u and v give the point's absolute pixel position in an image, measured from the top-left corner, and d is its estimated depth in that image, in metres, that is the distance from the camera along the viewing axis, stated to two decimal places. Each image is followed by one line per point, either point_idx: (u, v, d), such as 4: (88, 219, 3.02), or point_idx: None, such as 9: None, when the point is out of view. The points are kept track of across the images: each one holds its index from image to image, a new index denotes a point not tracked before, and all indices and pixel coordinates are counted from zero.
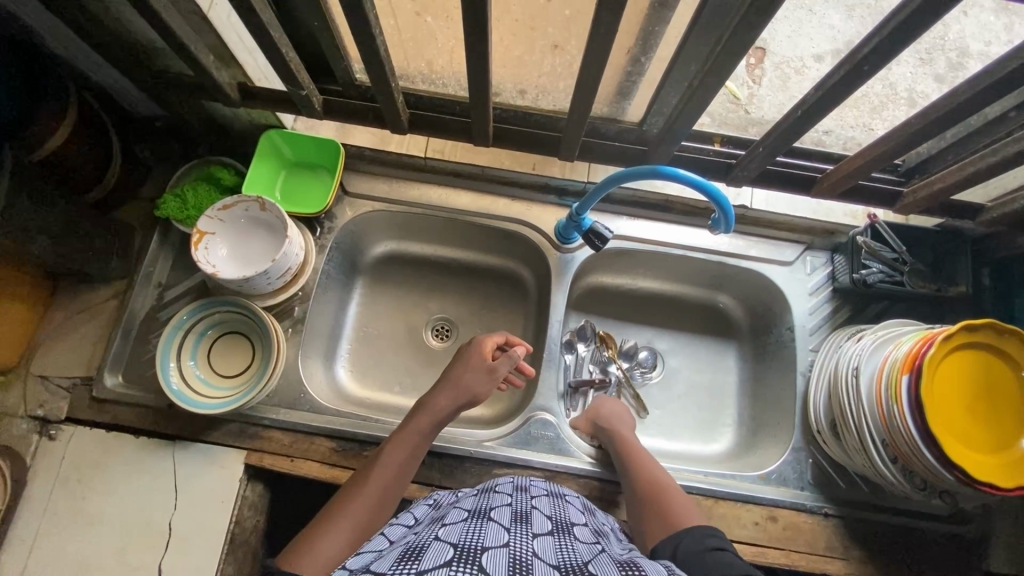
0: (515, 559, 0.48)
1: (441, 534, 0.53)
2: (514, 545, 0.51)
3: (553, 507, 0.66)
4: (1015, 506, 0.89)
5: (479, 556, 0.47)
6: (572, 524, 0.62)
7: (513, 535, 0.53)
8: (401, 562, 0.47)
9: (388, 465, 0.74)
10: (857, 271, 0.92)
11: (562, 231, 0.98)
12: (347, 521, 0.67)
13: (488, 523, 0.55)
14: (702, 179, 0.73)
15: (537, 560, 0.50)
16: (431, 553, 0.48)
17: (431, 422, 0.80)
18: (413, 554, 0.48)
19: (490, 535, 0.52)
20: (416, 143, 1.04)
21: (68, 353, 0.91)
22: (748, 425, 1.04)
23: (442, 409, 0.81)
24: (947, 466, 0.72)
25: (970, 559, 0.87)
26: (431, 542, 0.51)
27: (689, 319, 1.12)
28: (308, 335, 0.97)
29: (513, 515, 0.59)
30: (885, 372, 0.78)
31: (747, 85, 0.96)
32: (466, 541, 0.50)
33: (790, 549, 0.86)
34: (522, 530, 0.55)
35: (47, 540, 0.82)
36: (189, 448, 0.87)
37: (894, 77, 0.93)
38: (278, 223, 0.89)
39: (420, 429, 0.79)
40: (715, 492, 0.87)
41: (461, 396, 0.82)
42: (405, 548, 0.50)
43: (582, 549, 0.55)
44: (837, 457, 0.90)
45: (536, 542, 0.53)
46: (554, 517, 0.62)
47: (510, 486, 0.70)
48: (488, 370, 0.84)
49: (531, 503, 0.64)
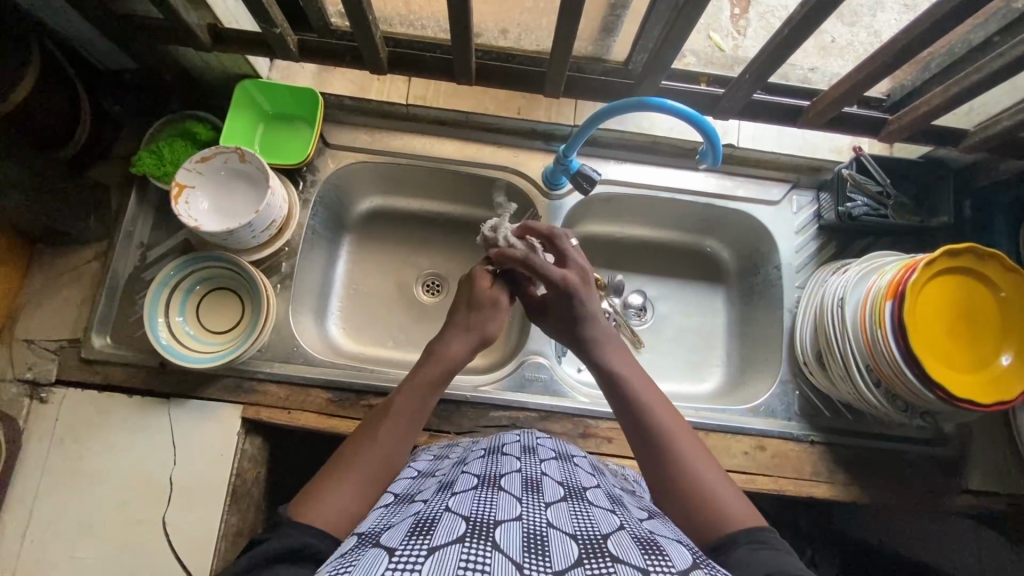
0: (529, 535, 0.49)
1: (452, 505, 0.54)
2: (527, 518, 0.51)
3: (564, 471, 0.66)
4: (992, 426, 0.93)
5: (492, 531, 0.48)
6: (585, 489, 0.62)
7: (525, 507, 0.54)
8: (411, 537, 0.48)
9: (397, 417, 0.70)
10: (842, 204, 0.93)
11: (551, 176, 0.97)
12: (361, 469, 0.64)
13: (499, 494, 0.56)
14: (690, 110, 0.73)
15: (551, 531, 0.50)
16: (444, 525, 0.49)
17: (444, 370, 0.75)
18: (426, 527, 0.49)
19: (503, 508, 0.53)
20: (397, 90, 1.00)
21: (52, 316, 0.90)
22: (737, 364, 1.07)
23: (454, 357, 0.76)
24: (929, 385, 0.75)
25: (949, 478, 0.92)
26: (442, 513, 0.52)
27: (679, 265, 1.13)
28: (297, 290, 0.96)
29: (524, 483, 0.60)
30: (870, 299, 0.80)
31: (732, 36, 0.86)
32: (478, 513, 0.51)
33: (778, 475, 0.90)
34: (534, 500, 0.56)
35: (49, 499, 0.83)
36: (184, 405, 0.87)
37: (878, 26, 0.79)
38: (259, 174, 0.87)
39: (432, 379, 0.74)
40: (706, 424, 0.90)
41: (470, 338, 0.79)
42: (417, 520, 0.51)
43: (598, 516, 0.55)
44: (823, 387, 0.92)
45: (551, 512, 0.54)
46: (566, 483, 0.63)
47: (518, 448, 0.71)
48: (493, 304, 0.81)
49: (542, 468, 0.65)
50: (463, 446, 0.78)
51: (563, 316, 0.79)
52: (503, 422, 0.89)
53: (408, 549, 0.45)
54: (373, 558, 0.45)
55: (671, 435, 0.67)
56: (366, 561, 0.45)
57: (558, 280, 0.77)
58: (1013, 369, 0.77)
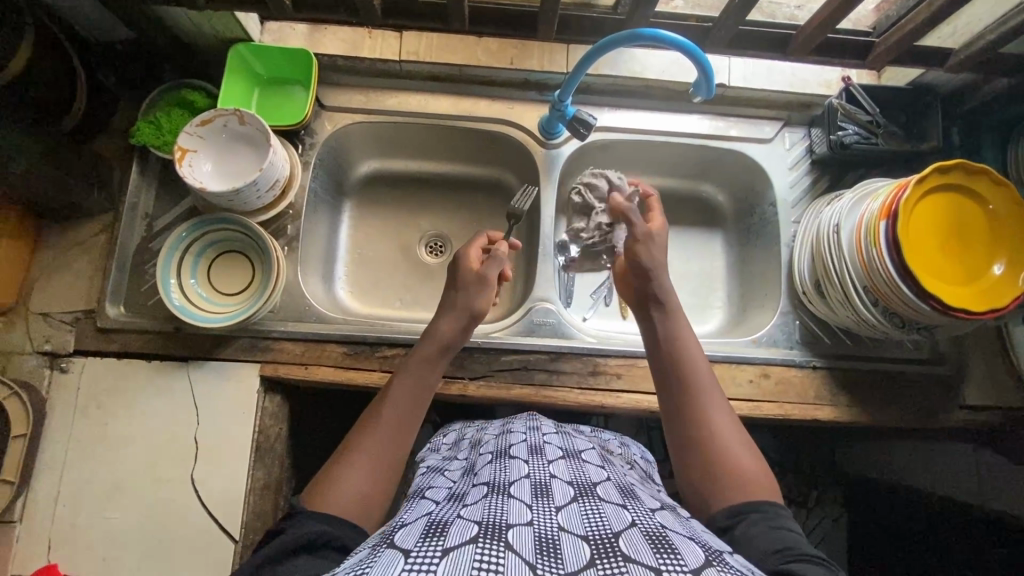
0: (541, 539, 0.48)
1: (463, 512, 0.53)
2: (538, 522, 0.51)
3: (573, 469, 0.65)
4: (987, 343, 0.97)
5: (505, 532, 0.48)
6: (595, 486, 0.61)
7: (536, 511, 0.53)
8: (425, 539, 0.47)
9: (398, 398, 0.72)
10: (834, 134, 0.94)
11: (547, 125, 0.98)
12: (370, 451, 0.66)
13: (509, 500, 0.55)
14: (684, 40, 0.74)
15: (563, 534, 0.49)
16: (456, 530, 0.49)
17: (437, 348, 0.77)
18: (439, 529, 0.49)
19: (514, 511, 0.52)
20: (389, 46, 0.99)
21: (65, 289, 0.91)
22: (737, 304, 1.10)
23: (445, 334, 0.78)
24: (924, 298, 0.77)
25: (947, 395, 0.95)
26: (454, 519, 0.52)
27: (676, 211, 1.15)
28: (304, 252, 0.97)
29: (534, 488, 0.59)
30: (863, 223, 0.82)
31: None
32: (490, 517, 0.51)
33: (783, 401, 0.93)
34: (545, 504, 0.55)
35: (78, 463, 0.85)
36: (202, 367, 0.89)
37: None
38: (258, 135, 0.87)
39: (428, 357, 0.76)
40: (713, 355, 0.93)
41: (461, 314, 0.80)
42: (430, 524, 0.51)
43: (609, 514, 0.54)
44: (822, 314, 0.95)
45: (562, 515, 0.53)
46: (576, 482, 0.62)
47: (525, 449, 0.70)
48: (478, 279, 0.81)
49: (550, 470, 0.64)
50: (468, 444, 0.82)
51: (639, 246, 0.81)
52: (515, 365, 0.92)
53: (423, 551, 0.45)
54: (389, 559, 0.44)
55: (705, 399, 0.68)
56: (382, 562, 0.44)
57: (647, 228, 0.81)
58: (1006, 279, 0.80)
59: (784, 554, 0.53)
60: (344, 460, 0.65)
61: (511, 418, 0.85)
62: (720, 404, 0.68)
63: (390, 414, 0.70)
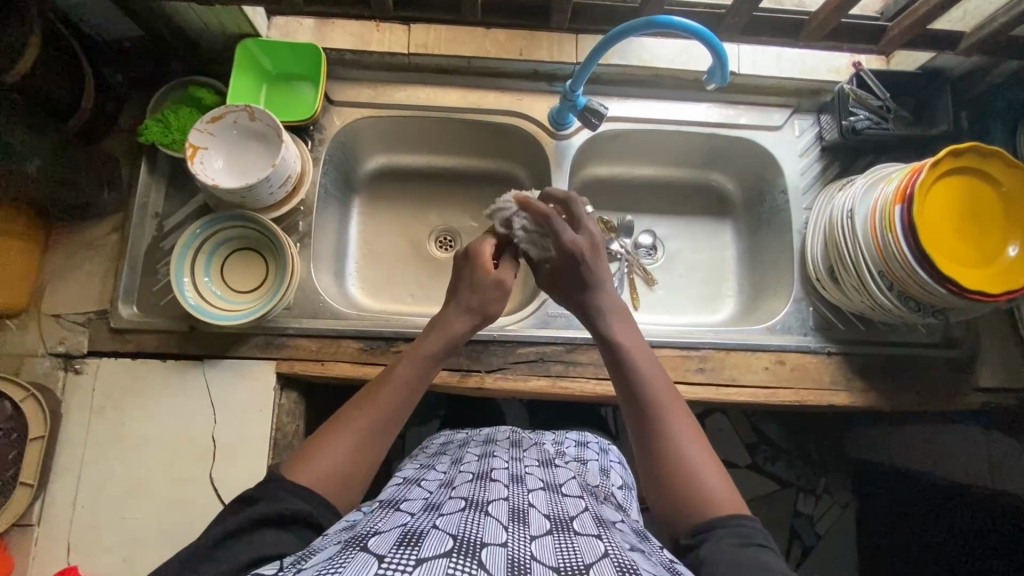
0: (513, 561, 0.48)
1: (439, 523, 0.53)
2: (512, 546, 0.50)
3: (551, 503, 0.64)
4: (999, 325, 0.97)
5: (479, 551, 0.47)
6: (571, 518, 0.60)
7: (511, 535, 0.52)
8: (400, 545, 0.47)
9: (395, 389, 0.69)
10: (845, 119, 0.94)
11: (557, 115, 0.98)
12: (361, 429, 0.65)
13: (486, 519, 0.55)
14: (697, 25, 0.74)
15: (535, 564, 0.48)
16: (431, 540, 0.48)
17: (445, 346, 0.74)
18: (413, 540, 0.48)
19: (489, 530, 0.52)
20: (398, 39, 0.98)
21: (77, 290, 0.90)
22: (748, 292, 1.10)
23: (456, 332, 0.75)
24: (941, 281, 0.78)
25: (961, 378, 0.95)
26: (429, 529, 0.51)
27: (685, 201, 1.15)
28: (316, 248, 0.97)
29: (511, 513, 0.58)
30: (878, 207, 0.82)
31: None
32: (465, 533, 0.50)
33: (799, 386, 0.93)
34: (520, 531, 0.54)
35: (95, 465, 0.85)
36: (218, 364, 0.88)
37: None
38: (269, 131, 0.87)
39: (433, 353, 0.73)
40: (729, 342, 0.94)
41: (473, 314, 0.77)
42: (405, 533, 0.51)
43: (581, 546, 0.52)
44: (835, 300, 0.95)
45: (536, 546, 0.52)
46: (552, 514, 0.60)
47: (506, 476, 0.70)
48: (496, 285, 0.78)
49: (529, 499, 0.63)
50: (449, 459, 0.81)
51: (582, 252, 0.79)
52: (531, 357, 0.92)
53: (397, 558, 0.45)
54: (362, 562, 0.44)
55: (666, 414, 0.67)
56: (355, 564, 0.44)
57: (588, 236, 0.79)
58: (1019, 260, 0.80)
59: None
60: (332, 431, 0.64)
61: (494, 436, 0.87)
62: (683, 416, 0.67)
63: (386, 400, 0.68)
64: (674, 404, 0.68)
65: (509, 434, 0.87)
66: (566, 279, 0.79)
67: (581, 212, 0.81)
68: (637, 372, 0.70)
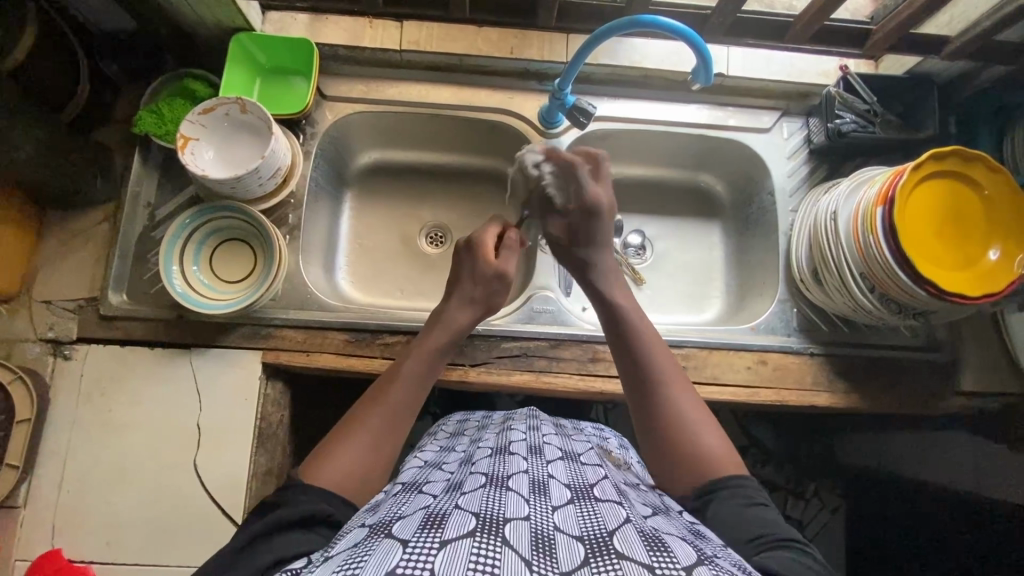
0: (538, 535, 0.49)
1: (461, 502, 0.54)
2: (535, 518, 0.51)
3: (571, 472, 0.66)
4: (982, 330, 0.98)
5: (503, 527, 0.48)
6: (592, 486, 0.62)
7: (534, 507, 0.53)
8: (423, 529, 0.47)
9: (402, 383, 0.72)
10: (831, 122, 0.95)
11: (546, 114, 0.99)
12: (372, 426, 0.67)
13: (509, 493, 0.55)
14: (681, 25, 0.75)
15: (559, 533, 0.50)
16: (454, 520, 0.49)
17: (448, 340, 0.77)
18: (437, 521, 0.49)
19: (512, 506, 0.52)
20: (390, 35, 0.99)
21: (68, 277, 0.92)
22: (735, 293, 1.11)
23: (459, 325, 0.79)
24: (919, 283, 0.78)
25: (943, 381, 0.96)
26: (452, 510, 0.52)
27: (675, 202, 1.16)
28: (305, 241, 0.98)
29: (531, 484, 0.59)
30: (861, 209, 0.83)
31: None
32: (487, 510, 0.51)
33: (780, 386, 0.94)
34: (542, 502, 0.55)
35: (81, 450, 0.86)
36: (205, 353, 0.89)
37: None
38: (260, 123, 0.88)
39: (438, 346, 0.77)
40: (711, 341, 0.94)
41: (475, 307, 0.81)
42: (428, 515, 0.51)
43: (604, 514, 0.54)
44: (819, 302, 0.96)
45: (558, 515, 0.53)
46: (573, 483, 0.62)
47: (525, 447, 0.70)
48: (496, 276, 0.81)
49: (548, 470, 0.64)
50: (467, 440, 0.82)
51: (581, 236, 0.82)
52: (515, 352, 0.92)
53: (421, 541, 0.45)
54: (386, 550, 0.44)
55: (669, 387, 0.69)
56: (379, 552, 0.44)
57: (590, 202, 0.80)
58: (1001, 263, 0.81)
59: (757, 542, 0.56)
60: (344, 434, 0.67)
61: (511, 414, 0.88)
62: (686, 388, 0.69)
63: (394, 394, 0.71)
64: (676, 379, 0.70)
65: (526, 412, 0.87)
66: (570, 253, 0.83)
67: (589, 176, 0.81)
68: (642, 349, 0.72)
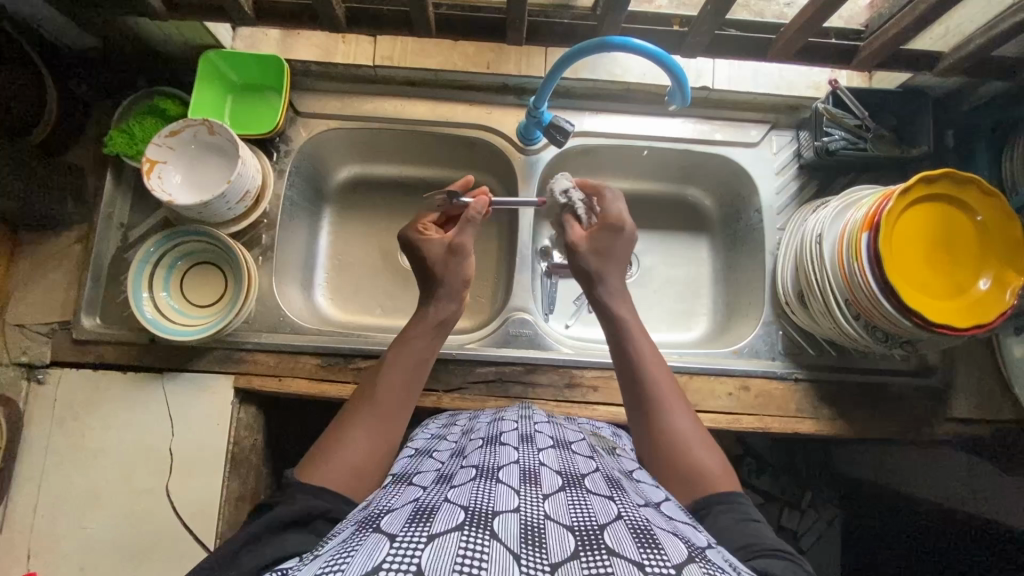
0: (526, 527, 0.46)
1: (451, 496, 0.51)
2: (525, 510, 0.48)
3: (563, 460, 0.63)
4: (977, 352, 0.94)
5: (491, 521, 0.45)
6: (583, 477, 0.59)
7: (523, 499, 0.51)
8: (412, 522, 0.45)
9: (393, 383, 0.70)
10: (819, 139, 0.91)
11: (524, 131, 0.96)
12: (368, 421, 0.67)
13: (497, 486, 0.53)
14: (655, 48, 0.72)
15: (548, 524, 0.47)
16: (443, 515, 0.46)
17: (434, 324, 0.76)
18: (425, 515, 0.46)
19: (500, 499, 0.50)
20: (364, 51, 0.98)
21: (41, 299, 0.91)
22: (724, 311, 1.07)
23: (442, 311, 0.77)
24: (906, 313, 0.74)
25: (934, 407, 0.93)
26: (441, 503, 0.49)
27: (663, 217, 1.13)
28: (280, 262, 0.96)
29: (522, 475, 0.56)
30: (846, 233, 0.79)
31: None
32: (476, 504, 0.48)
33: (763, 414, 0.91)
34: (532, 492, 0.52)
35: (55, 474, 0.86)
36: (176, 378, 0.89)
37: None
38: (228, 145, 0.86)
39: (424, 332, 0.76)
40: (692, 366, 0.92)
41: (452, 291, 0.78)
42: (416, 508, 0.49)
43: (595, 505, 0.51)
44: (805, 325, 0.93)
45: (549, 505, 0.51)
46: (564, 471, 0.60)
47: (515, 437, 0.68)
48: (461, 250, 0.79)
49: (540, 458, 0.62)
50: (459, 430, 0.77)
51: (593, 260, 0.79)
52: (490, 376, 0.91)
53: (408, 535, 0.43)
54: (373, 544, 0.42)
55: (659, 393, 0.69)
56: (367, 546, 0.42)
57: (614, 221, 0.79)
58: (992, 293, 0.77)
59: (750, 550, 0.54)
60: (341, 429, 0.66)
61: (505, 409, 0.82)
62: (679, 400, 0.69)
63: (384, 394, 0.69)
64: (666, 389, 0.69)
65: (520, 406, 0.81)
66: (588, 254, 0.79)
67: (608, 200, 0.81)
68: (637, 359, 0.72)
